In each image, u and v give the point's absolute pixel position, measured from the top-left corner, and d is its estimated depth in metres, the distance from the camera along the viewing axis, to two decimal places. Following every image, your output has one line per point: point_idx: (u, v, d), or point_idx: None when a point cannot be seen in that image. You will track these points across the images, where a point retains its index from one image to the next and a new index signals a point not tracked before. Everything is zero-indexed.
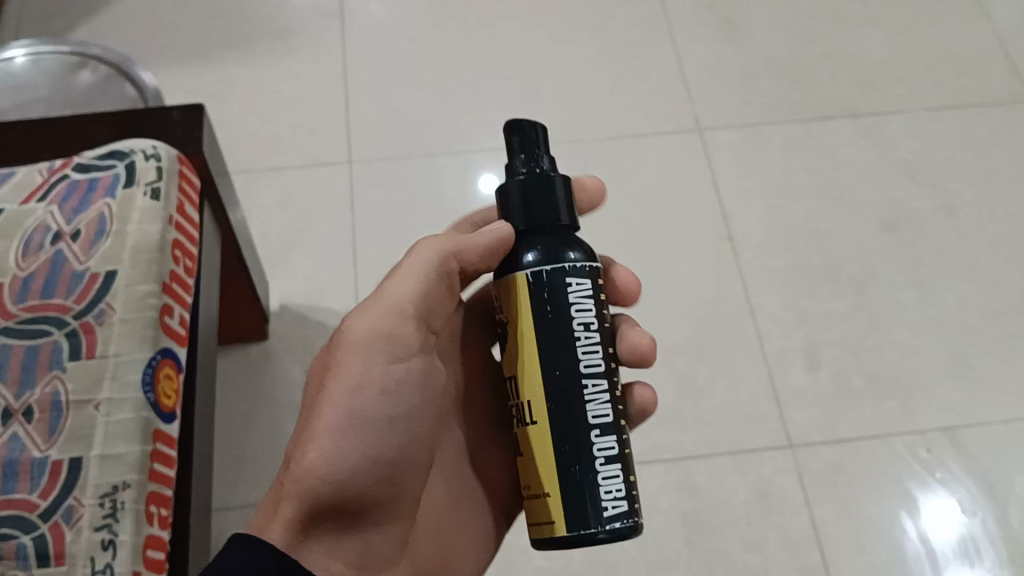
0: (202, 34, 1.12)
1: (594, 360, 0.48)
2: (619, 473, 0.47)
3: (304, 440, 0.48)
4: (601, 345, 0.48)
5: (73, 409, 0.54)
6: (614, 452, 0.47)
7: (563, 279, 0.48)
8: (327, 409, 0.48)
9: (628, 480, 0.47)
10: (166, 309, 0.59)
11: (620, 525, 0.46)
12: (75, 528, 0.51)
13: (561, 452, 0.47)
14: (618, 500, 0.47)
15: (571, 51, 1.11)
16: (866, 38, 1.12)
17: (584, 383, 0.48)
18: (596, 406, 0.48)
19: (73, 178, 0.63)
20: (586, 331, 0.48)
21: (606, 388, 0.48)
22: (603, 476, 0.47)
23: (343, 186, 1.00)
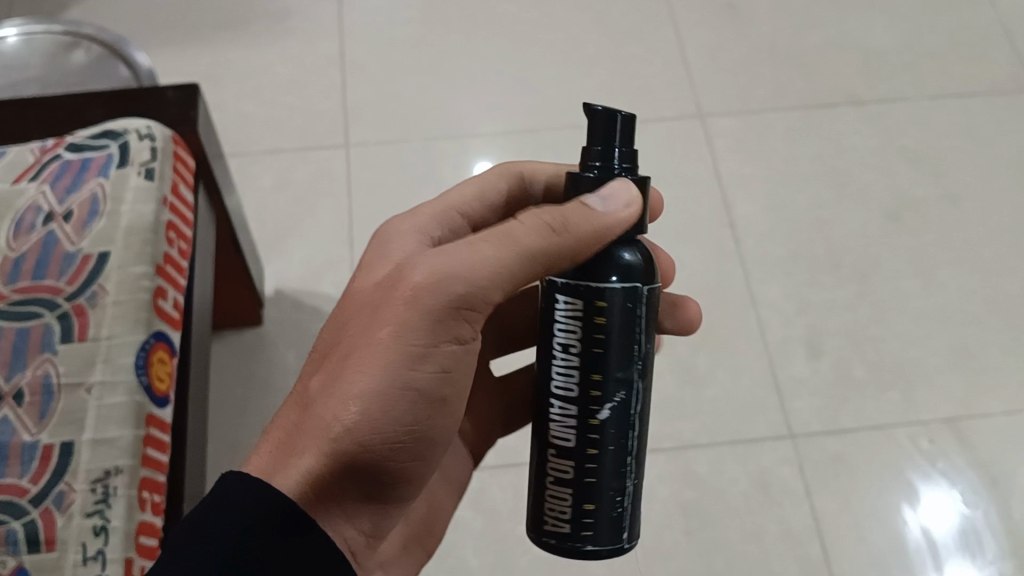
0: (197, 15, 1.10)
1: (565, 382, 0.43)
2: (568, 496, 0.44)
3: (347, 397, 0.41)
4: (576, 369, 0.43)
5: (64, 393, 0.53)
6: (567, 476, 0.44)
7: (552, 294, 0.43)
8: (380, 369, 0.41)
9: (577, 508, 0.44)
10: (161, 292, 0.58)
11: (552, 540, 0.45)
12: (66, 513, 0.50)
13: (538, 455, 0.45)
14: (558, 520, 0.44)
15: (572, 35, 1.09)
16: (870, 24, 1.11)
17: (551, 401, 0.44)
18: (559, 426, 0.44)
19: (65, 158, 0.62)
20: (563, 352, 0.43)
21: (570, 413, 0.43)
22: (554, 497, 0.44)
23: (340, 170, 0.99)
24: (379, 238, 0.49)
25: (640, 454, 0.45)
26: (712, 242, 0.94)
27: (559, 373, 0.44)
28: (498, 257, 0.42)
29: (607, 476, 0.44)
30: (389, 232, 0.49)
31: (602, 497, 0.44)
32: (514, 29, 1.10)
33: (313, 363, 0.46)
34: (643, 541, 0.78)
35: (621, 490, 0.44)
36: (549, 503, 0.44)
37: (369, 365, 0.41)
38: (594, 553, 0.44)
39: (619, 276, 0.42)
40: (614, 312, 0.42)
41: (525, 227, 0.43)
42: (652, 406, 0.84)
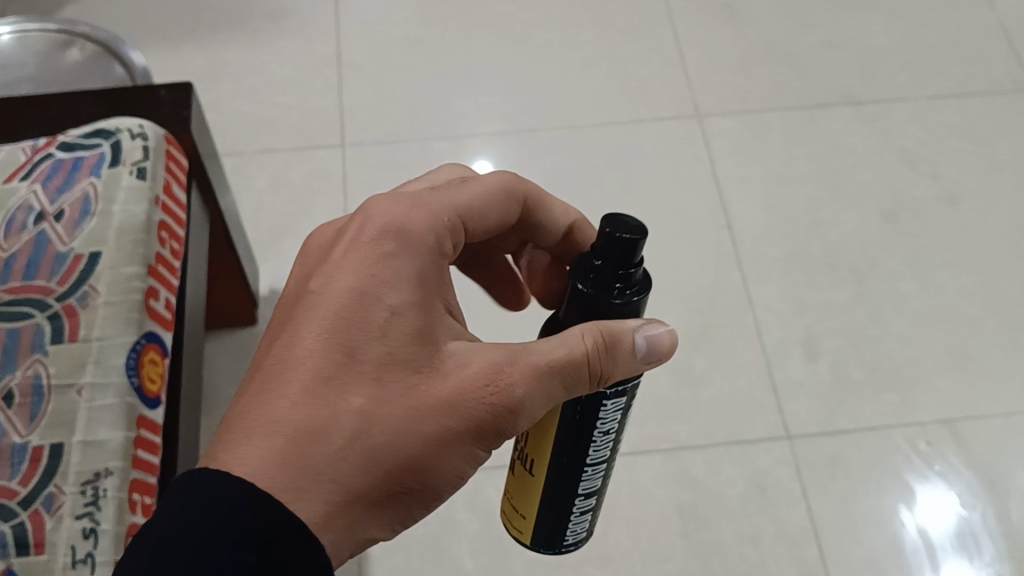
0: (193, 13, 1.10)
1: (600, 453, 0.47)
2: (587, 519, 0.50)
3: (407, 482, 0.39)
4: (611, 439, 0.46)
5: (54, 394, 0.53)
6: (588, 508, 0.50)
7: (600, 401, 0.43)
8: (445, 465, 0.39)
9: (590, 522, 0.51)
10: (152, 292, 0.58)
11: (572, 548, 0.52)
12: (55, 516, 0.49)
13: (561, 507, 0.49)
14: (578, 535, 0.51)
15: (569, 35, 1.09)
16: (868, 24, 1.11)
17: (585, 469, 0.47)
18: (588, 482, 0.48)
19: (57, 157, 0.61)
20: (603, 434, 0.45)
21: (601, 470, 0.48)
22: (572, 526, 0.50)
23: (335, 169, 0.98)
24: (410, 239, 0.40)
25: None
26: (710, 243, 0.94)
27: (594, 448, 0.46)
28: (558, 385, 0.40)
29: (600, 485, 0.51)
30: (428, 242, 0.40)
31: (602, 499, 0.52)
32: (512, 29, 1.09)
33: (327, 371, 0.37)
34: (639, 543, 0.77)
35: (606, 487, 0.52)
36: (567, 531, 0.50)
37: (440, 460, 0.39)
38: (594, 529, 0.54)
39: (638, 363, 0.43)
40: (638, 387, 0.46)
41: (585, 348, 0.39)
42: (648, 407, 0.84)
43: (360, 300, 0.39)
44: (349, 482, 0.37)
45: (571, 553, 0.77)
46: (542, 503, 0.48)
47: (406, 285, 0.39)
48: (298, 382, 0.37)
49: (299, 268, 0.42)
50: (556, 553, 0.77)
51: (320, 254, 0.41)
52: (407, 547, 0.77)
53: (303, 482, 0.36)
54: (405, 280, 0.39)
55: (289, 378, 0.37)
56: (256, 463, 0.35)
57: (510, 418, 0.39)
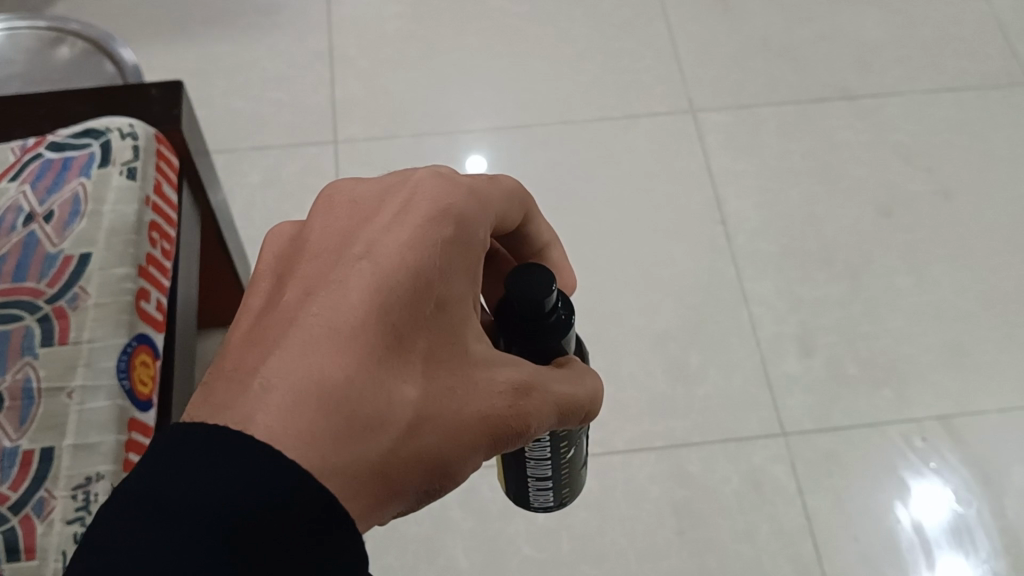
0: (185, 9, 1.09)
1: (540, 463, 0.50)
2: (552, 501, 0.56)
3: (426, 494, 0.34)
4: (549, 456, 0.49)
5: (45, 397, 0.52)
6: (548, 496, 0.55)
7: None
8: (452, 484, 0.35)
9: (560, 501, 0.56)
10: (143, 293, 0.57)
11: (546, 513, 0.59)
12: (46, 521, 0.49)
13: (517, 491, 0.54)
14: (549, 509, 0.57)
15: (562, 30, 1.08)
16: (863, 18, 1.10)
17: (528, 472, 0.51)
18: (537, 480, 0.52)
19: (47, 157, 0.61)
20: (535, 451, 0.48)
21: (548, 475, 0.51)
22: (537, 504, 0.56)
23: (328, 166, 0.97)
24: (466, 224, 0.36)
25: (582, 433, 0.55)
26: (705, 239, 0.93)
27: (533, 459, 0.49)
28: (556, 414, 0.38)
29: (576, 475, 0.55)
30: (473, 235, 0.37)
31: (573, 484, 0.55)
32: (505, 24, 1.09)
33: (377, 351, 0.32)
34: (635, 541, 0.77)
35: (577, 476, 0.55)
36: (536, 507, 0.56)
37: (455, 480, 0.34)
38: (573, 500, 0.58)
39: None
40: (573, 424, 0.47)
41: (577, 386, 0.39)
42: (643, 404, 0.84)
43: (416, 277, 0.33)
44: (379, 490, 0.31)
45: (566, 552, 0.77)
46: (505, 484, 0.54)
47: (453, 273, 0.35)
48: (351, 359, 0.31)
49: (326, 223, 0.35)
50: (551, 552, 0.77)
51: (364, 216, 0.35)
52: (401, 546, 0.77)
53: (344, 481, 0.30)
54: (460, 271, 0.35)
55: (338, 351, 0.31)
56: (304, 446, 0.29)
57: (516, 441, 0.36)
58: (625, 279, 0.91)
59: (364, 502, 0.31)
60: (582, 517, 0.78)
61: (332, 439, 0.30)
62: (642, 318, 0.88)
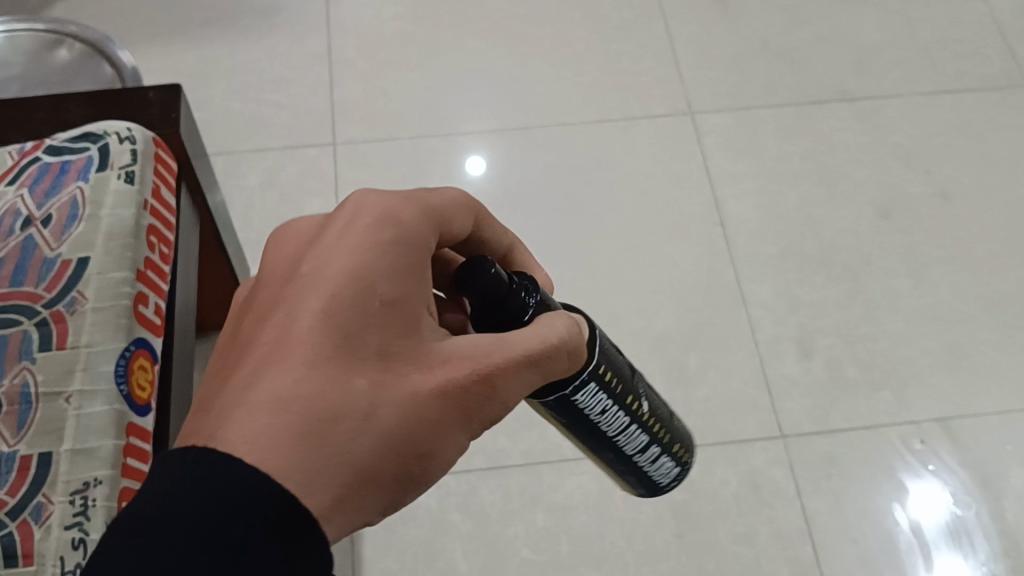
0: (184, 11, 1.09)
1: (619, 421, 0.46)
2: (668, 459, 0.52)
3: (413, 477, 0.35)
4: (619, 409, 0.46)
5: (42, 402, 0.52)
6: (659, 452, 0.50)
7: (572, 400, 0.43)
8: (438, 459, 0.35)
9: (675, 457, 0.52)
10: (142, 297, 0.57)
11: (671, 483, 0.54)
12: (44, 526, 0.49)
13: (631, 467, 0.50)
14: (672, 472, 0.53)
15: (561, 31, 1.08)
16: (862, 19, 1.10)
17: (620, 439, 0.47)
18: (635, 441, 0.48)
19: (45, 161, 0.61)
20: (604, 413, 0.45)
21: (637, 428, 0.48)
22: (657, 471, 0.52)
23: (327, 169, 0.97)
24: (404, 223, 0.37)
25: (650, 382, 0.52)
26: (704, 241, 0.93)
27: (609, 424, 0.46)
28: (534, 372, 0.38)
29: (669, 415, 0.51)
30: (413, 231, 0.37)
31: (680, 435, 0.52)
32: (504, 25, 1.09)
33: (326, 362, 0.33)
34: (634, 544, 0.77)
35: (676, 423, 0.52)
36: (658, 478, 0.52)
37: (437, 453, 0.35)
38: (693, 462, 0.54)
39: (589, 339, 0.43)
40: (608, 363, 0.44)
41: (551, 333, 0.38)
42: None
43: (353, 284, 0.34)
44: (355, 480, 0.32)
45: (564, 554, 0.77)
46: (618, 469, 0.51)
47: (395, 272, 0.36)
48: (298, 365, 0.32)
49: (278, 252, 0.37)
50: (550, 554, 0.77)
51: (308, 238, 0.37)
52: (400, 548, 0.77)
53: (317, 478, 0.31)
54: (405, 266, 0.36)
55: (285, 362, 0.32)
56: (266, 459, 0.30)
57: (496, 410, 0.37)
58: (624, 281, 0.91)
59: (343, 492, 0.32)
60: (581, 520, 0.78)
61: (292, 446, 0.31)
62: (641, 320, 0.88)
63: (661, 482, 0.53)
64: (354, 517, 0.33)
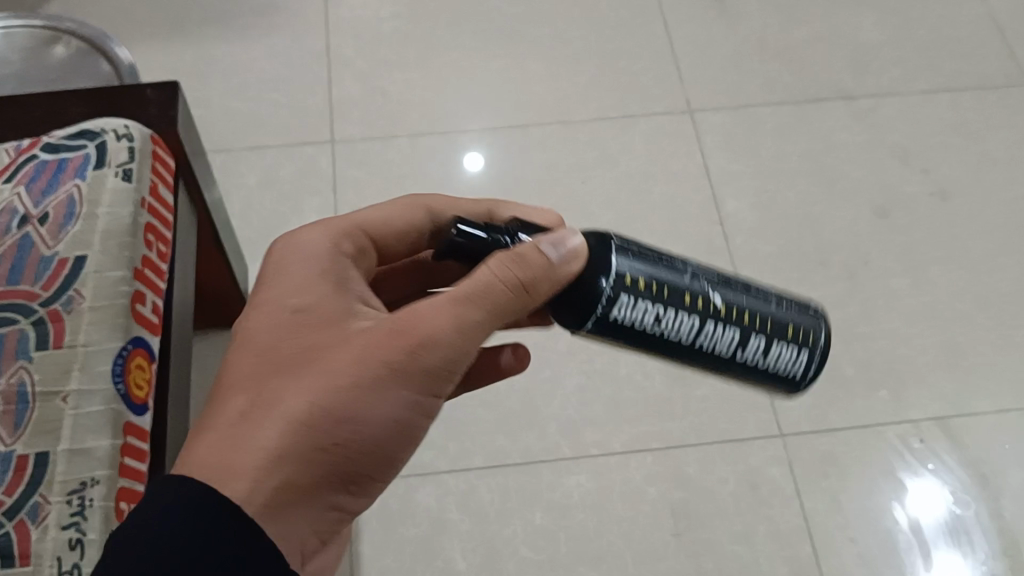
0: (180, 9, 1.09)
1: (687, 320, 0.43)
2: (783, 342, 0.45)
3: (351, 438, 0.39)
4: (675, 309, 0.42)
5: (39, 401, 0.52)
6: (761, 336, 0.45)
7: (609, 316, 0.41)
8: (378, 415, 0.39)
9: (790, 337, 0.46)
10: (139, 296, 0.57)
11: (803, 370, 0.47)
12: (41, 526, 0.49)
13: (739, 362, 0.45)
14: (796, 355, 0.46)
15: (559, 30, 1.08)
16: (860, 18, 1.10)
17: (703, 338, 0.43)
18: (723, 333, 0.44)
19: (41, 159, 0.60)
20: (660, 320, 0.42)
21: (715, 320, 0.43)
22: (778, 358, 0.46)
23: (324, 166, 0.97)
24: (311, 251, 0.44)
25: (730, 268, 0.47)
26: (702, 240, 0.93)
27: (671, 326, 0.42)
28: (474, 314, 0.40)
29: (761, 291, 0.45)
30: (323, 253, 0.44)
31: (785, 314, 0.46)
32: (502, 23, 1.09)
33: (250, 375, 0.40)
34: (632, 543, 0.77)
35: (786, 304, 0.46)
36: (783, 366, 0.46)
37: (366, 419, 0.39)
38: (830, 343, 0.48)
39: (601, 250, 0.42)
40: (633, 270, 0.41)
41: (494, 271, 0.39)
42: (640, 405, 0.84)
43: (273, 308, 0.42)
44: (274, 460, 0.37)
45: (563, 553, 0.77)
46: (728, 371, 0.46)
47: (310, 290, 0.42)
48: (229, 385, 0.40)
49: None
50: (548, 553, 0.77)
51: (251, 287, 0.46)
52: (399, 547, 0.76)
53: (235, 466, 0.37)
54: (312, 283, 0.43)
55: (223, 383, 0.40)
56: (193, 459, 0.37)
57: (428, 366, 0.39)
58: None
59: (262, 472, 0.37)
60: (579, 519, 0.78)
61: (219, 445, 0.38)
62: None
63: (798, 373, 0.47)
64: (286, 489, 0.38)
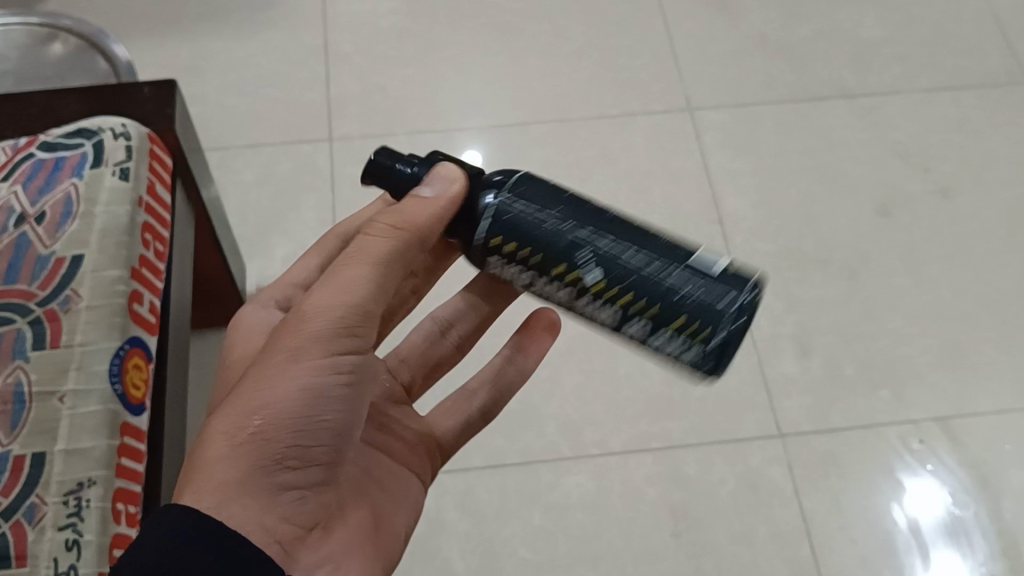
0: (179, 6, 1.08)
1: (552, 286, 0.46)
2: (665, 334, 0.44)
3: (274, 417, 0.42)
4: (539, 273, 0.46)
5: (36, 402, 0.52)
6: (636, 321, 0.45)
7: (483, 262, 0.48)
8: (289, 380, 0.42)
9: (671, 333, 0.44)
10: (136, 296, 0.57)
11: (698, 363, 0.44)
12: (37, 527, 0.48)
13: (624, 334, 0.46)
14: (685, 350, 0.44)
15: (559, 27, 1.08)
16: (861, 15, 1.10)
17: (575, 301, 0.46)
18: (592, 305, 0.46)
19: (38, 157, 0.60)
20: (528, 277, 0.47)
21: (582, 290, 0.45)
22: (660, 344, 0.45)
23: (323, 164, 0.97)
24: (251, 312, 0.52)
25: (660, 246, 0.45)
26: (702, 238, 0.93)
27: (540, 285, 0.47)
28: (356, 271, 0.44)
29: (650, 280, 0.44)
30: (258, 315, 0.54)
31: (675, 308, 0.44)
32: (501, 20, 1.08)
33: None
34: (632, 544, 0.77)
35: (671, 295, 0.44)
36: (672, 353, 0.45)
37: (280, 395, 0.42)
38: (725, 353, 0.44)
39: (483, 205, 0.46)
40: (502, 233, 0.45)
41: (370, 235, 0.45)
42: (640, 405, 0.83)
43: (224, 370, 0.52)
44: (205, 460, 0.41)
45: (562, 554, 0.77)
46: (623, 337, 0.47)
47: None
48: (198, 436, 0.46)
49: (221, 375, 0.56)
50: (547, 554, 0.76)
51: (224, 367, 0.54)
52: None
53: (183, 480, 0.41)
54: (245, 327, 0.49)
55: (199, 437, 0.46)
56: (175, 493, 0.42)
57: (320, 328, 0.43)
58: None
59: (197, 473, 0.41)
60: (579, 519, 0.78)
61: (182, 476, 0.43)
62: None
63: (688, 363, 0.45)
64: (224, 481, 0.41)
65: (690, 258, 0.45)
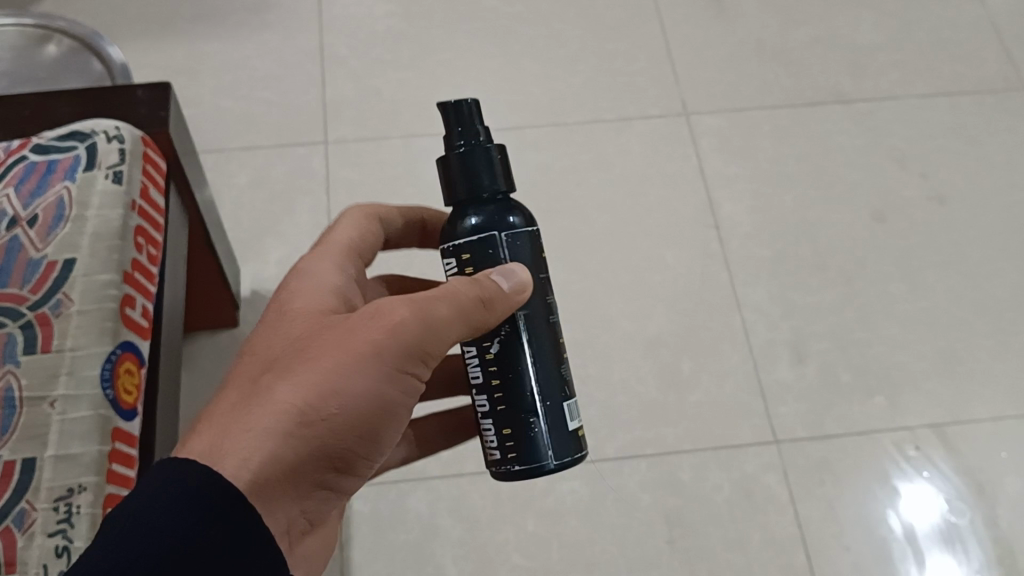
0: (174, 8, 1.08)
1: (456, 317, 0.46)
2: (491, 425, 0.45)
3: (330, 411, 0.39)
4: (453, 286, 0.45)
5: (26, 407, 0.51)
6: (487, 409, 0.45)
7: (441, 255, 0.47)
8: (356, 391, 0.40)
9: (502, 435, 0.45)
10: (128, 300, 0.56)
11: (509, 467, 0.45)
12: (27, 533, 0.48)
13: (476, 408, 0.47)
14: (498, 449, 0.45)
15: (556, 31, 1.08)
16: (858, 20, 1.10)
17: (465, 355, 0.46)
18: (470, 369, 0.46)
19: (31, 160, 0.59)
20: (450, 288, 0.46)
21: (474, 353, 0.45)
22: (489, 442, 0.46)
23: (318, 167, 0.96)
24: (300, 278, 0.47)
25: (549, 379, 0.45)
26: (697, 243, 0.93)
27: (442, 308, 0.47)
28: (449, 310, 0.42)
29: (520, 392, 0.45)
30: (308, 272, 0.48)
31: (515, 419, 0.44)
32: (497, 24, 1.08)
33: (241, 369, 0.42)
34: (625, 551, 0.77)
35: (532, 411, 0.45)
36: (491, 444, 0.46)
37: (349, 403, 0.40)
38: (517, 466, 0.45)
39: (474, 230, 0.44)
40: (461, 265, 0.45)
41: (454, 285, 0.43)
42: (634, 410, 0.83)
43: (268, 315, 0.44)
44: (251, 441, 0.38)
45: (555, 560, 0.76)
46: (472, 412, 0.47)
47: (309, 289, 0.46)
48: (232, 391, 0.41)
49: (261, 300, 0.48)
50: (541, 560, 0.76)
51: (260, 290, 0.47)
52: (390, 553, 0.76)
53: (227, 443, 0.37)
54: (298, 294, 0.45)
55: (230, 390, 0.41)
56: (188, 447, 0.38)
57: (404, 341, 0.41)
58: (618, 284, 0.90)
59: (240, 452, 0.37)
60: (572, 525, 0.78)
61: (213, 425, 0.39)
62: (634, 323, 0.88)
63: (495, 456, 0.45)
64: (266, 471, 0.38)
65: (564, 399, 0.46)
